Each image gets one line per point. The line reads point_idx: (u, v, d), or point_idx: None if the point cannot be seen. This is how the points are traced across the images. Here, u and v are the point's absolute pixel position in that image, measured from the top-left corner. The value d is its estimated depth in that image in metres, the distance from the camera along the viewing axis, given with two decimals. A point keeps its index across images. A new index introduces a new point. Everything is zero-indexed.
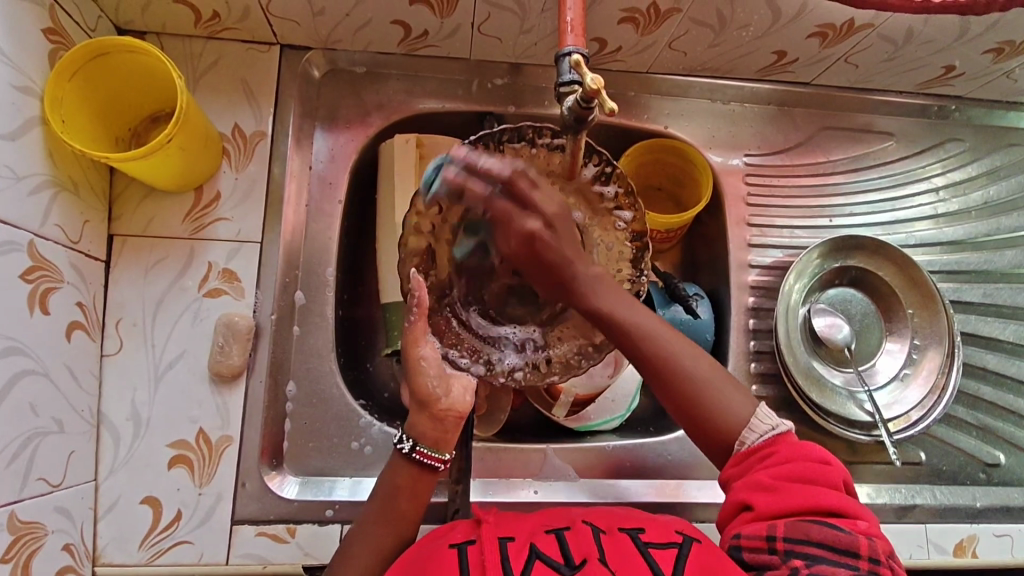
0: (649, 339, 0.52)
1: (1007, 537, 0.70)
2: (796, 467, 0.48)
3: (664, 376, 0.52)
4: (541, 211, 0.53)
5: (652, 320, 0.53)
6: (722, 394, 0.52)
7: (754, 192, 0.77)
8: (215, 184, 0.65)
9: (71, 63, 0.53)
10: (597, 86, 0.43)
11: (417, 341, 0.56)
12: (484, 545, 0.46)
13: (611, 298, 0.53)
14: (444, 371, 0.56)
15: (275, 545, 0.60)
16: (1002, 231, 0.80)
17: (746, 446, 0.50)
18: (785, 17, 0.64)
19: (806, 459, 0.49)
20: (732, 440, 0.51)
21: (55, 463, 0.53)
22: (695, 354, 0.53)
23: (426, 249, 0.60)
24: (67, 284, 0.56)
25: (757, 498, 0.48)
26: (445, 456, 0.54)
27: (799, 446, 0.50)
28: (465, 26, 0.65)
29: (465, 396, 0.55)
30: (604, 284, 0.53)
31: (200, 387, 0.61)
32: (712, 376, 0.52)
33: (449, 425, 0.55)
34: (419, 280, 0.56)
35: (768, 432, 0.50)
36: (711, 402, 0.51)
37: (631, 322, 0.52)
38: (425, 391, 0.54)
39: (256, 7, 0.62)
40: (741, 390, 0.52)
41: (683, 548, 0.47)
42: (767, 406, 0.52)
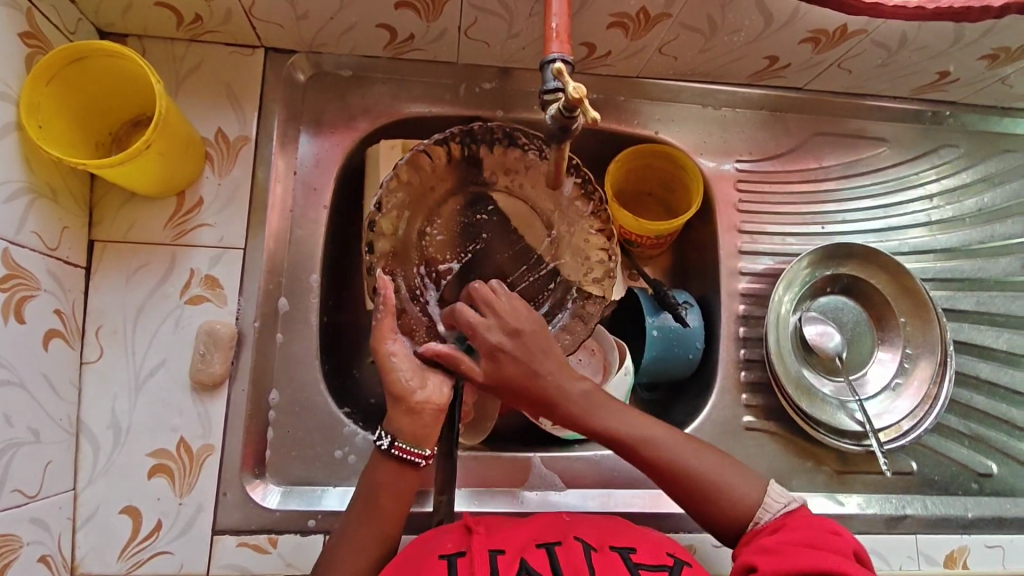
0: (650, 451, 0.55)
1: (999, 549, 0.69)
2: (803, 533, 0.50)
3: (671, 481, 0.55)
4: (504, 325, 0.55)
5: (649, 426, 0.56)
6: (728, 480, 0.55)
7: (745, 198, 0.76)
8: (198, 189, 0.64)
9: (48, 67, 0.53)
10: (579, 95, 0.42)
11: (385, 339, 0.55)
12: (475, 559, 0.46)
13: (612, 416, 0.56)
14: (417, 366, 0.55)
15: (256, 556, 0.59)
16: (996, 238, 0.79)
17: (760, 526, 0.53)
18: (776, 23, 0.63)
19: (814, 529, 0.50)
20: (747, 521, 0.53)
21: (30, 474, 0.52)
22: (696, 450, 0.56)
23: (390, 250, 0.61)
24: (45, 291, 0.55)
25: (761, 559, 0.49)
26: (425, 451, 0.55)
27: (810, 520, 0.51)
28: (452, 30, 0.64)
29: (441, 390, 0.55)
30: (599, 401, 0.56)
31: (181, 395, 0.61)
32: (717, 466, 0.55)
33: (427, 419, 0.55)
34: (387, 279, 0.56)
35: (781, 510, 0.53)
36: (721, 494, 0.54)
37: (634, 436, 0.55)
38: (398, 386, 0.54)
39: (239, 10, 0.61)
40: (744, 472, 0.55)
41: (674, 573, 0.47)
42: (778, 485, 0.55)
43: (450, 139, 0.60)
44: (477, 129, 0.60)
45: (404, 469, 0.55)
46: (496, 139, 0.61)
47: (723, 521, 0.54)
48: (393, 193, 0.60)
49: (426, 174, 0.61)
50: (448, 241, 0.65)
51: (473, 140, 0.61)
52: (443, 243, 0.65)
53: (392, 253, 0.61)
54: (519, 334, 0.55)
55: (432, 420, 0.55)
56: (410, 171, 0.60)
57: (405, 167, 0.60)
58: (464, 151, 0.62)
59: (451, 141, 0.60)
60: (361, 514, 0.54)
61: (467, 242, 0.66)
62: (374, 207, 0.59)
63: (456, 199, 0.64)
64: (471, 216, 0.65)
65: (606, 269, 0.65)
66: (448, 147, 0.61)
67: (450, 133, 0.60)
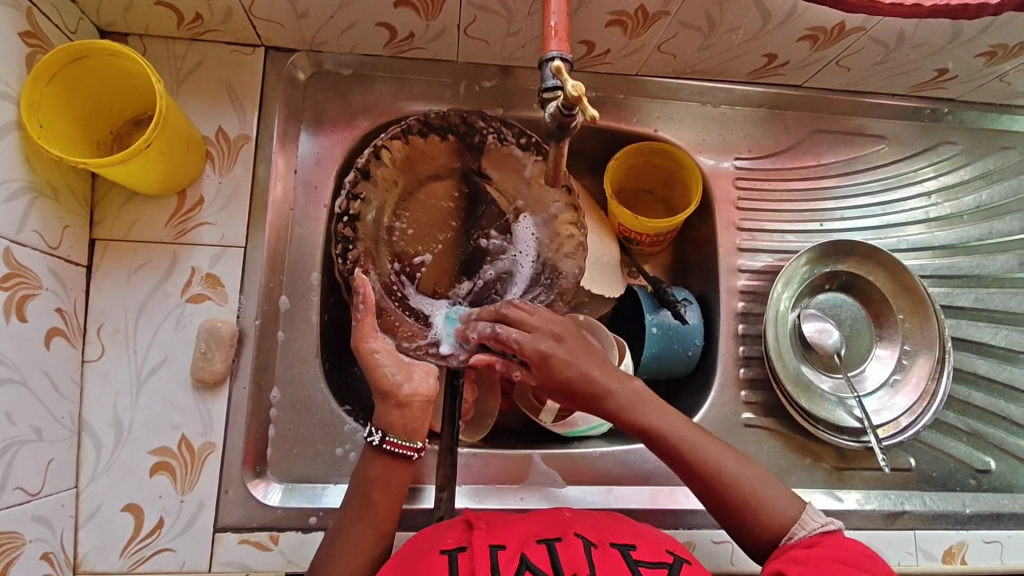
0: (693, 453, 0.55)
1: (996, 544, 0.70)
2: (838, 552, 0.49)
3: (710, 484, 0.54)
4: (546, 331, 0.55)
5: (691, 433, 0.56)
6: (766, 496, 0.54)
7: (744, 196, 0.76)
8: (198, 188, 0.64)
9: (49, 66, 0.53)
10: (578, 93, 0.42)
11: (366, 338, 0.57)
12: (476, 554, 0.46)
13: (660, 417, 0.55)
14: (400, 361, 0.58)
15: (258, 553, 0.60)
16: (994, 235, 0.80)
17: (793, 539, 0.52)
18: (774, 20, 0.63)
19: (849, 549, 0.49)
20: (781, 535, 0.53)
21: (34, 471, 0.53)
22: (738, 459, 0.56)
23: (365, 250, 0.64)
24: (46, 290, 0.55)
25: (790, 567, 0.48)
26: (416, 445, 0.56)
27: (845, 542, 0.50)
28: (452, 28, 0.64)
29: (427, 381, 0.57)
30: (646, 401, 0.56)
31: (182, 393, 0.61)
32: (757, 477, 0.55)
33: (417, 411, 0.57)
34: (365, 279, 0.58)
35: (817, 528, 0.52)
36: (757, 504, 0.54)
37: (677, 438, 0.55)
38: (386, 381, 0.56)
39: (238, 8, 0.61)
40: (783, 489, 0.55)
41: (673, 569, 0.47)
42: (815, 507, 0.54)
43: (408, 131, 0.65)
44: (432, 118, 0.65)
45: (396, 464, 0.56)
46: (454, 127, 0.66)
47: (756, 530, 0.53)
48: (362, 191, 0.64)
49: (388, 169, 0.65)
50: (420, 235, 0.67)
51: (433, 130, 0.66)
52: (415, 236, 0.67)
53: (366, 252, 0.64)
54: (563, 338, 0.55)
55: (422, 413, 0.57)
56: (377, 168, 0.64)
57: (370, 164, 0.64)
58: (422, 143, 0.66)
59: (408, 133, 0.65)
60: (356, 510, 0.54)
61: (438, 231, 0.68)
62: (339, 207, 0.63)
63: (421, 190, 0.67)
64: (444, 205, 0.68)
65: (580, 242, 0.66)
66: (406, 141, 0.65)
67: (404, 125, 0.64)
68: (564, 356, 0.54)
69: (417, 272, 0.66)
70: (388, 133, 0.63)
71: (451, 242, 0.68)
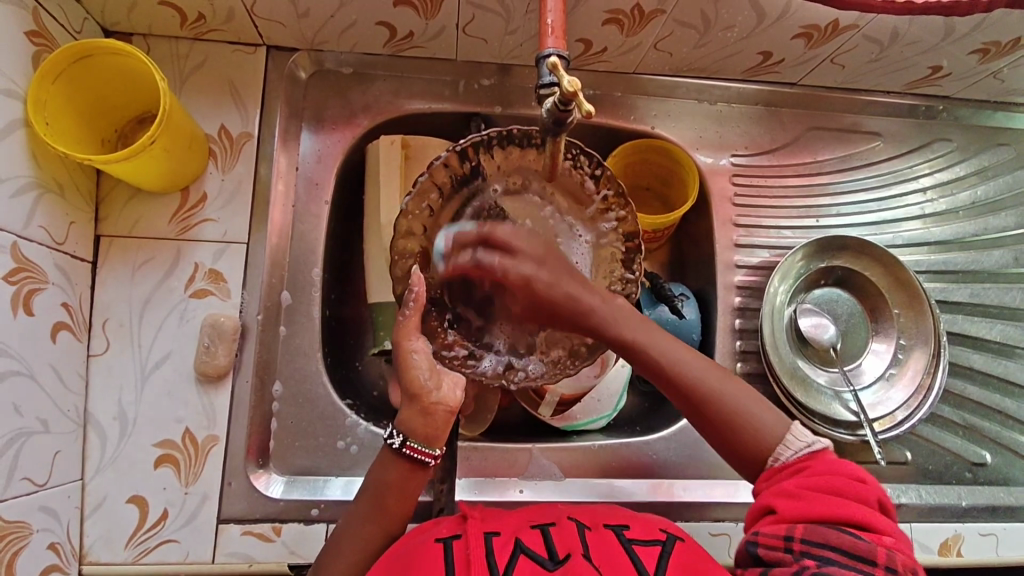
0: (674, 370, 0.53)
1: (992, 536, 0.70)
2: (828, 478, 0.48)
3: (694, 402, 0.53)
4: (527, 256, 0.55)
5: (674, 346, 0.54)
6: (754, 413, 0.52)
7: (741, 192, 0.77)
8: (201, 185, 0.65)
9: (55, 65, 0.54)
10: (574, 88, 0.42)
11: (409, 336, 0.55)
12: (470, 540, 0.47)
13: (640, 330, 0.54)
14: (434, 365, 0.54)
15: (260, 544, 0.60)
16: (990, 230, 0.80)
17: (779, 463, 0.50)
18: (768, 19, 0.64)
19: (838, 474, 0.48)
20: (767, 456, 0.51)
21: (40, 463, 0.54)
22: (724, 378, 0.53)
23: (421, 250, 0.58)
24: (52, 285, 0.56)
25: (781, 503, 0.48)
26: (435, 451, 0.53)
27: (836, 463, 0.49)
28: (450, 27, 0.65)
29: (455, 392, 0.54)
30: (629, 315, 0.55)
31: (185, 386, 0.62)
32: (743, 394, 0.52)
33: (439, 421, 0.53)
34: (420, 276, 0.56)
35: (803, 449, 0.50)
36: (743, 422, 0.52)
37: (658, 352, 0.53)
38: (416, 383, 0.53)
39: (241, 8, 0.62)
40: (769, 406, 0.53)
41: (666, 547, 0.48)
42: (801, 425, 0.52)
43: (488, 142, 0.57)
44: (514, 131, 0.57)
45: (413, 470, 0.53)
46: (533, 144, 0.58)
47: (743, 449, 0.52)
48: (425, 194, 0.58)
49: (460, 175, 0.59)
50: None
51: (509, 142, 0.58)
52: None
53: (421, 253, 0.58)
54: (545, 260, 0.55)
55: (445, 420, 0.54)
56: (444, 172, 0.58)
57: (440, 167, 0.57)
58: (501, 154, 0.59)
59: (489, 144, 0.57)
60: (356, 514, 0.53)
61: None
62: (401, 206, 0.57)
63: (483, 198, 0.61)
64: None
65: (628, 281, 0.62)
66: (486, 149, 0.58)
67: (486, 134, 0.56)
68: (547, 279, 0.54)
69: None
70: (468, 139, 0.56)
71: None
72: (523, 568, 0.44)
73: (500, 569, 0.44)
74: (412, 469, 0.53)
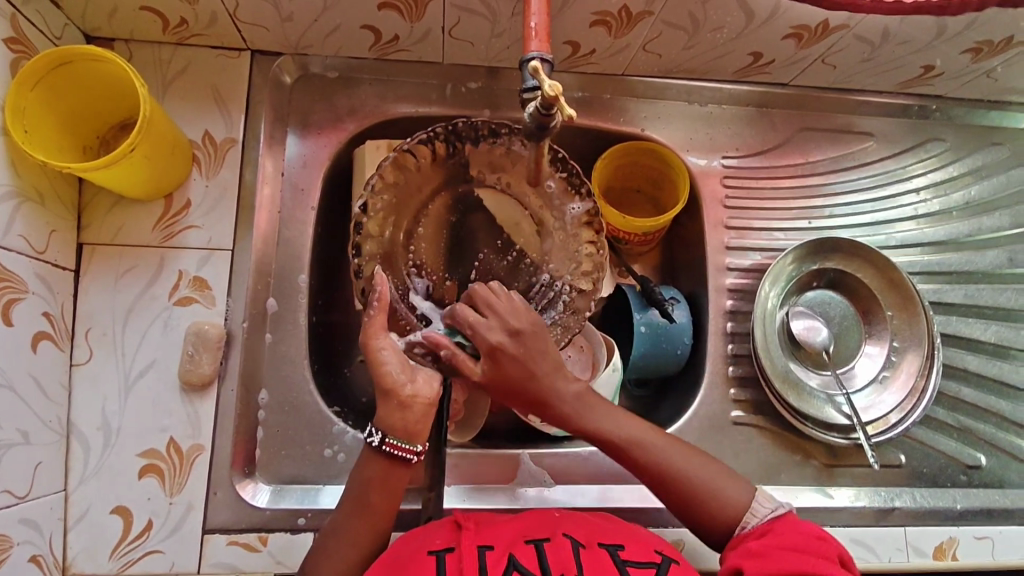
0: (639, 451, 0.55)
1: (988, 540, 0.70)
2: (791, 538, 0.51)
3: (659, 479, 0.55)
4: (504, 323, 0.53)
5: (641, 429, 0.56)
6: (718, 485, 0.55)
7: (732, 194, 0.76)
8: (186, 192, 0.64)
9: (33, 73, 0.53)
10: (555, 92, 0.42)
11: (376, 335, 0.54)
12: (463, 555, 0.46)
13: (604, 417, 0.55)
14: (406, 362, 0.53)
15: (246, 554, 0.60)
16: (983, 231, 0.80)
17: (746, 530, 0.53)
18: (757, 19, 0.63)
19: (800, 534, 0.51)
20: (733, 526, 0.54)
21: (20, 475, 0.53)
22: (687, 455, 0.56)
23: (380, 251, 0.61)
24: (33, 294, 0.55)
25: (748, 563, 0.50)
26: (416, 447, 0.53)
27: (797, 524, 0.52)
28: (435, 30, 0.64)
29: (430, 384, 0.53)
30: (592, 402, 0.55)
31: (170, 396, 0.61)
32: (705, 468, 0.55)
33: (418, 413, 0.53)
34: (381, 277, 0.56)
35: (768, 514, 0.53)
36: (712, 499, 0.54)
37: (623, 436, 0.55)
38: (388, 380, 0.52)
39: (223, 13, 0.61)
40: (728, 475, 0.56)
41: (660, 569, 0.48)
42: (764, 491, 0.55)
43: (435, 137, 0.60)
44: (459, 125, 0.60)
45: (394, 466, 0.53)
46: (483, 136, 0.61)
47: (709, 520, 0.54)
48: (379, 195, 0.60)
49: (411, 173, 0.61)
50: (434, 249, 0.66)
51: (459, 136, 0.61)
52: (427, 244, 0.65)
53: (381, 254, 0.61)
54: (521, 333, 0.53)
55: (423, 415, 0.53)
56: (395, 171, 0.60)
57: (390, 167, 0.59)
58: (446, 150, 0.61)
59: (435, 139, 0.60)
60: (338, 526, 0.52)
61: (450, 247, 0.66)
62: (359, 208, 0.59)
63: (439, 198, 0.64)
64: (449, 219, 0.66)
65: (595, 262, 0.63)
66: (432, 146, 0.61)
67: (433, 128, 0.60)
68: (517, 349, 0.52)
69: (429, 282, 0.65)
70: (415, 137, 0.59)
71: (464, 261, 0.66)
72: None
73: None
74: (393, 466, 0.53)
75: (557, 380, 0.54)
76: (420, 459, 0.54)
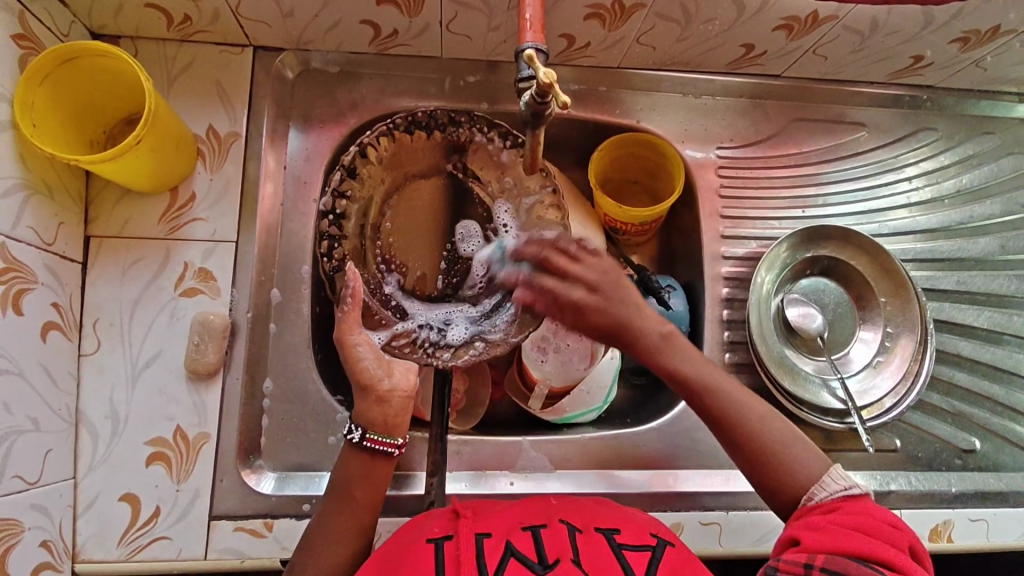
0: (714, 398, 0.53)
1: (982, 522, 0.71)
2: (858, 518, 0.47)
3: (728, 430, 0.53)
4: (585, 280, 0.55)
5: (720, 376, 0.54)
6: (789, 449, 0.52)
7: (727, 184, 0.78)
8: (190, 185, 0.65)
9: (40, 68, 0.54)
10: (549, 80, 0.43)
11: (351, 330, 0.57)
12: (461, 541, 0.45)
13: (681, 359, 0.54)
14: (381, 355, 0.57)
15: (253, 540, 0.61)
16: (975, 218, 0.81)
17: (813, 502, 0.50)
18: (748, 11, 0.65)
19: (873, 517, 0.47)
20: (800, 496, 0.51)
21: (31, 461, 0.54)
22: (763, 414, 0.53)
23: (353, 247, 0.64)
24: (42, 285, 0.57)
25: (806, 536, 0.47)
26: (397, 440, 0.55)
27: (869, 507, 0.48)
28: (434, 25, 0.66)
29: (407, 377, 0.57)
30: (674, 342, 0.55)
31: (177, 385, 0.62)
32: (780, 429, 0.53)
33: (397, 407, 0.55)
34: (354, 272, 0.59)
35: (839, 491, 0.49)
36: (784, 465, 0.52)
37: (697, 380, 0.54)
38: (365, 374, 0.55)
39: (226, 9, 0.62)
40: (806, 445, 0.53)
41: (656, 552, 0.47)
42: (841, 467, 0.51)
43: (397, 129, 0.64)
44: (419, 116, 0.65)
45: (375, 459, 0.54)
46: (442, 126, 0.66)
47: (776, 485, 0.52)
48: (348, 189, 0.63)
49: (377, 166, 0.65)
50: (406, 242, 0.67)
51: (419, 129, 0.65)
52: (400, 237, 0.67)
53: (354, 250, 0.64)
54: (601, 289, 0.55)
55: (402, 408, 0.56)
56: (361, 165, 0.64)
57: (355, 160, 0.63)
58: (410, 141, 0.66)
59: (395, 131, 0.64)
60: (340, 508, 0.53)
61: (422, 241, 0.68)
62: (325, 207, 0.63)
63: (409, 190, 0.68)
64: (421, 211, 0.68)
65: None
66: (393, 138, 0.65)
67: (392, 121, 0.64)
68: (601, 303, 0.55)
69: (403, 276, 0.67)
70: (376, 129, 0.63)
71: (435, 252, 0.68)
72: (513, 573, 0.43)
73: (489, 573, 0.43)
74: (375, 460, 0.54)
75: (638, 321, 0.54)
76: (401, 452, 0.56)
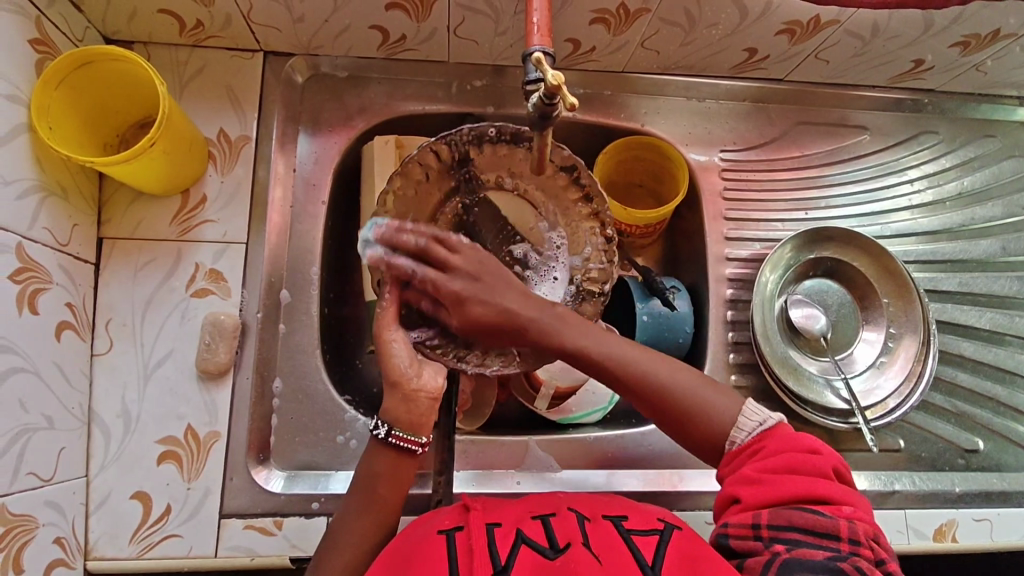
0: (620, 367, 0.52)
1: (986, 521, 0.71)
2: (784, 458, 0.48)
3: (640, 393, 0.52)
4: (461, 271, 0.53)
5: (623, 346, 0.53)
6: (705, 399, 0.52)
7: (730, 187, 0.78)
8: (201, 187, 0.66)
9: (58, 71, 0.56)
10: (557, 82, 0.44)
11: (386, 332, 0.56)
12: (472, 531, 0.46)
13: (578, 333, 0.52)
14: (414, 356, 0.56)
15: (262, 538, 0.61)
16: (976, 221, 0.82)
17: (737, 445, 0.50)
18: (751, 17, 0.66)
19: (794, 450, 0.49)
20: (725, 441, 0.51)
21: (46, 458, 0.55)
22: (670, 369, 0.53)
23: None
24: (56, 284, 0.57)
25: (744, 491, 0.48)
26: (421, 438, 0.55)
27: (788, 438, 0.50)
28: (441, 30, 0.67)
29: (435, 379, 0.55)
30: (568, 321, 0.53)
31: (188, 384, 0.63)
32: (691, 381, 0.53)
33: (423, 408, 0.55)
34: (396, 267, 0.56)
35: (756, 428, 0.51)
36: (704, 414, 0.51)
37: (602, 350, 0.52)
38: (396, 371, 0.54)
39: (238, 14, 0.63)
40: (717, 386, 0.53)
41: (665, 536, 0.48)
42: (754, 402, 0.52)
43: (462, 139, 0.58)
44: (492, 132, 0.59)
45: (402, 457, 0.54)
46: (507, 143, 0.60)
47: (698, 434, 0.52)
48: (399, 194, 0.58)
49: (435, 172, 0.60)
50: None
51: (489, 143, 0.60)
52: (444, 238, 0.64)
53: None
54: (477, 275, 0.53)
55: (428, 409, 0.55)
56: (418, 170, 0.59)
57: (415, 164, 0.58)
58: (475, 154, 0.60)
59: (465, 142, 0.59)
60: (346, 506, 0.54)
61: None
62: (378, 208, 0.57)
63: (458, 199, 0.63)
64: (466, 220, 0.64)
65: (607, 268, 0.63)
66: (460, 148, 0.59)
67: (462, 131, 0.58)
68: (480, 291, 0.53)
69: None
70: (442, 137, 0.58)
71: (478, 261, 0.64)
72: (524, 559, 0.43)
73: (501, 560, 0.43)
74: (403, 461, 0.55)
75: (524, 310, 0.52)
76: (424, 453, 0.56)
